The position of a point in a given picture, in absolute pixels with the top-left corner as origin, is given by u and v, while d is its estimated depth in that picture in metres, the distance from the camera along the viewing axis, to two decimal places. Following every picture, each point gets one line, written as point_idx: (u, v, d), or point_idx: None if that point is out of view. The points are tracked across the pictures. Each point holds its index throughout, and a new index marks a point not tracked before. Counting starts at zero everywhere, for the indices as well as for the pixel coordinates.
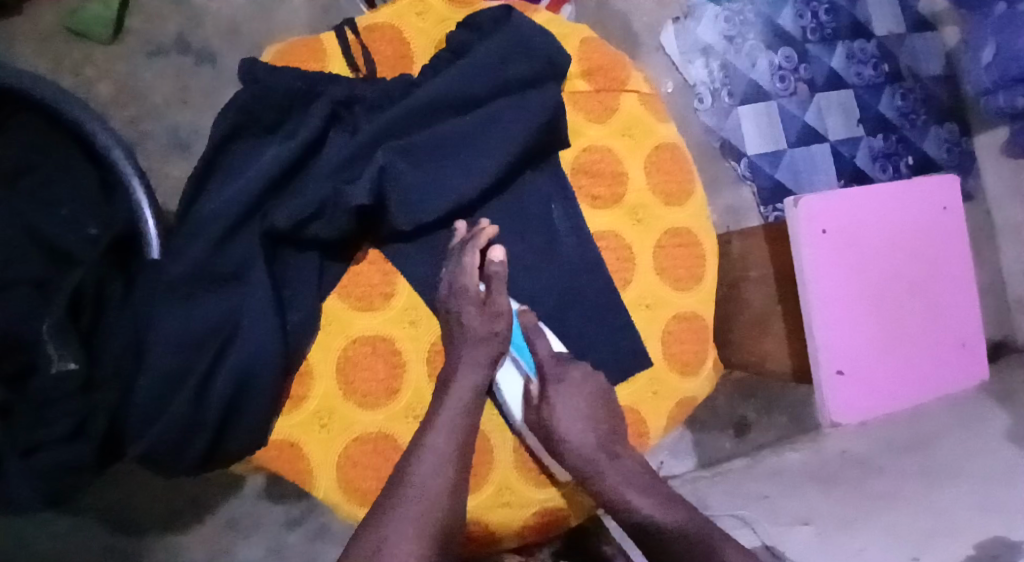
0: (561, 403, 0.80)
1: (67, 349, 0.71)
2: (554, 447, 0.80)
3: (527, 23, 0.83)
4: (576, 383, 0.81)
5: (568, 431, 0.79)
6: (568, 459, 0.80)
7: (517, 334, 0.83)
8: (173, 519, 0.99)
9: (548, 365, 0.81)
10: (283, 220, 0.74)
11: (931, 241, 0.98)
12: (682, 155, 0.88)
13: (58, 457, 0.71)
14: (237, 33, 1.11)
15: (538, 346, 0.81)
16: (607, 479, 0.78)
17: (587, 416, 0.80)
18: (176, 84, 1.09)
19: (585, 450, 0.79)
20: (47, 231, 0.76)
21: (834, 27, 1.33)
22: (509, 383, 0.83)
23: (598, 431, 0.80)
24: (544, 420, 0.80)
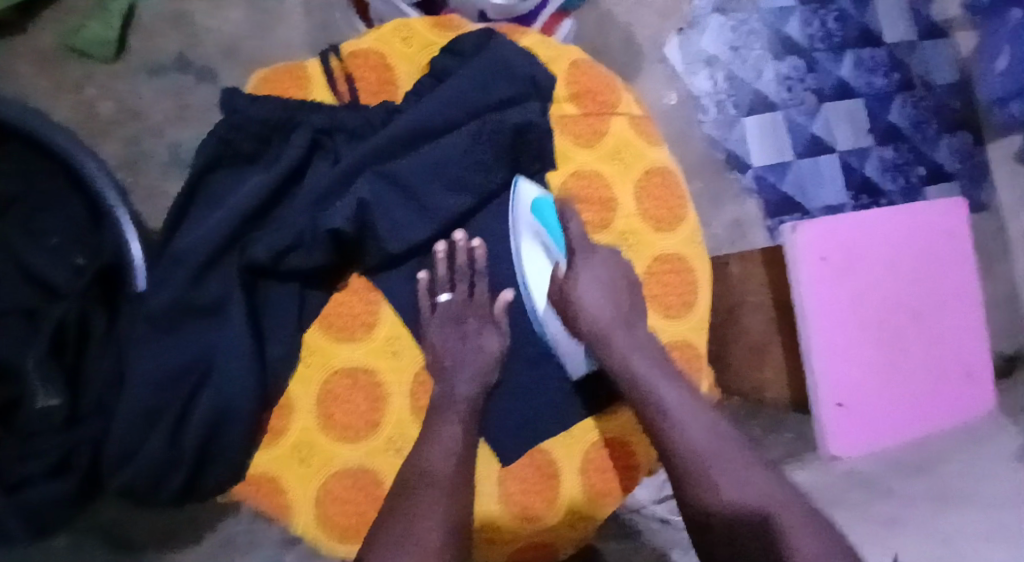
0: (586, 276, 0.79)
1: (51, 384, 0.77)
2: (572, 321, 0.80)
3: (510, 46, 0.81)
4: (603, 262, 0.80)
5: (589, 306, 0.79)
6: (585, 328, 0.79)
7: (550, 217, 0.81)
8: (170, 538, 0.99)
9: (579, 245, 0.80)
10: (262, 254, 0.75)
11: (935, 270, 0.99)
12: (673, 179, 0.86)
13: (44, 491, 0.76)
14: (236, 52, 1.11)
15: (572, 229, 0.81)
16: (618, 355, 0.78)
17: (610, 291, 0.79)
18: (176, 101, 1.09)
19: (600, 322, 0.78)
20: (35, 266, 0.81)
21: (843, 35, 1.30)
22: (534, 266, 0.82)
23: (619, 306, 0.79)
24: (565, 294, 0.80)
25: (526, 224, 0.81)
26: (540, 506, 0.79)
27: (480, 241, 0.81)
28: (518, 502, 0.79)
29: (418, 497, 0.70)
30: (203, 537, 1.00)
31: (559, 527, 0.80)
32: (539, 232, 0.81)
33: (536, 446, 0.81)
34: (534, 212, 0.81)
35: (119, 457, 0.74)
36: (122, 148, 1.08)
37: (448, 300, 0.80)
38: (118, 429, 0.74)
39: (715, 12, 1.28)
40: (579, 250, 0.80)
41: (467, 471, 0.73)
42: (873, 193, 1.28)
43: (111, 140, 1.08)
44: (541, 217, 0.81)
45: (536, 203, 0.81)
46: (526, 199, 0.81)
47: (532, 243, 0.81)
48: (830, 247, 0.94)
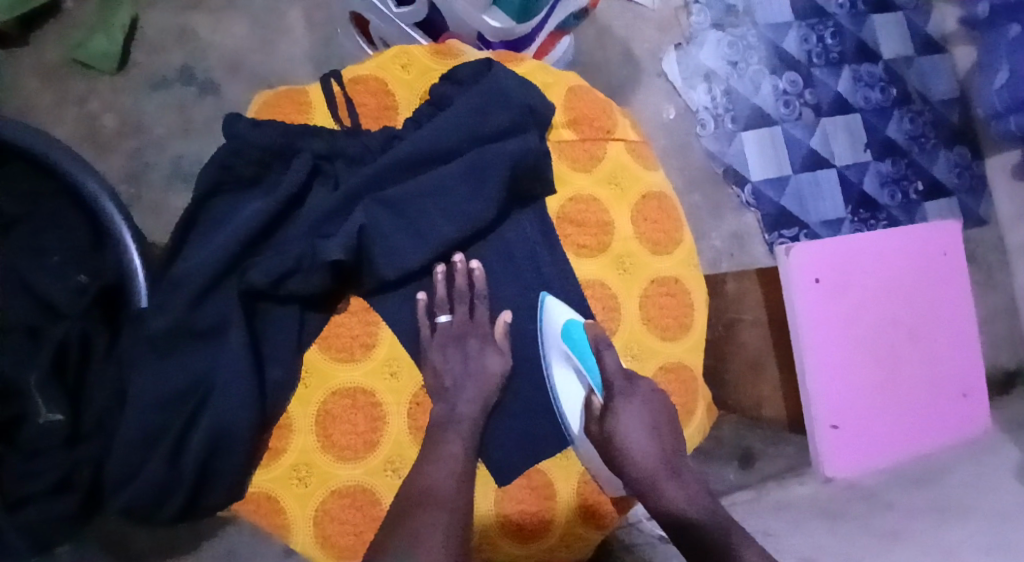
0: (627, 417, 0.79)
1: (54, 403, 0.78)
2: (614, 462, 0.79)
3: (506, 74, 0.82)
4: (643, 397, 0.80)
5: (633, 450, 0.78)
6: (630, 473, 0.78)
7: (584, 347, 0.80)
8: (170, 549, 1.01)
9: (617, 382, 0.80)
10: (259, 279, 0.76)
11: (929, 290, 1.00)
12: (671, 203, 0.88)
13: (44, 509, 0.77)
14: (239, 66, 1.12)
15: (607, 361, 0.79)
16: (664, 495, 0.77)
17: (651, 429, 0.79)
18: (179, 115, 1.10)
19: (646, 469, 0.78)
20: (37, 284, 0.81)
21: (840, 51, 1.32)
22: (569, 393, 0.82)
23: (662, 448, 0.79)
24: (606, 433, 0.79)
25: (558, 350, 0.81)
26: (535, 527, 0.80)
27: (479, 263, 0.82)
28: (513, 522, 0.80)
29: (421, 514, 0.71)
30: (205, 547, 1.01)
31: (555, 547, 0.81)
32: (571, 358, 0.81)
33: (531, 466, 0.81)
34: (566, 339, 0.80)
35: (122, 474, 0.76)
36: (126, 161, 1.09)
37: (448, 322, 0.82)
38: (120, 447, 0.75)
39: (714, 28, 1.29)
40: (619, 389, 0.80)
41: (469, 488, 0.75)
42: (872, 208, 1.28)
43: (115, 153, 1.09)
44: (575, 347, 0.80)
45: (567, 332, 0.80)
46: (558, 321, 0.81)
47: (564, 369, 0.82)
48: (825, 269, 0.95)
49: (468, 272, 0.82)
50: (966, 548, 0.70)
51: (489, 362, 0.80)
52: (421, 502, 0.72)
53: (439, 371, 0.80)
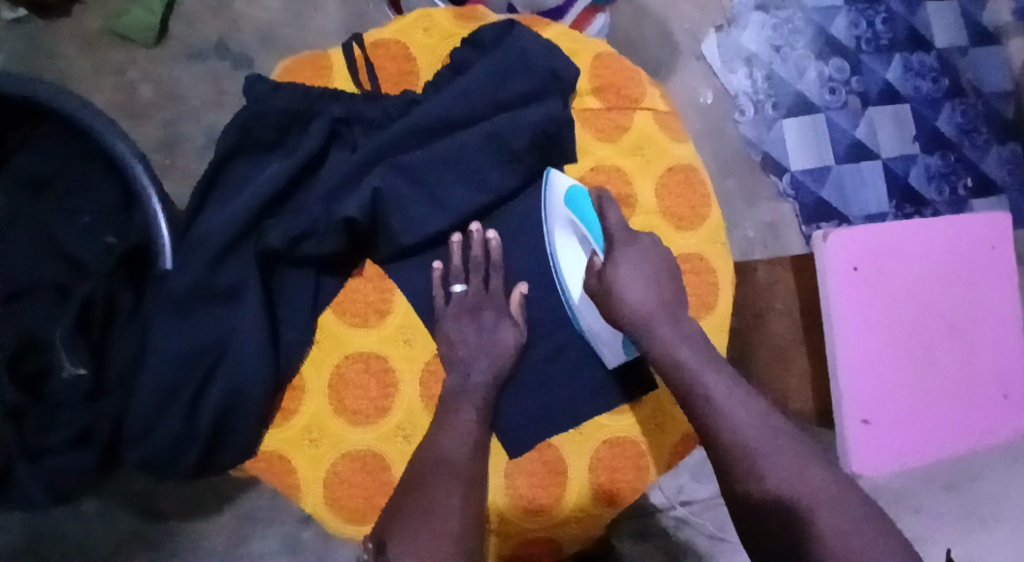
0: (626, 266, 0.76)
1: (77, 357, 0.79)
2: (609, 310, 0.76)
3: (530, 37, 0.80)
4: (645, 249, 0.78)
5: (627, 292, 0.75)
6: (625, 315, 0.75)
7: (586, 208, 0.79)
8: (193, 510, 1.04)
9: (618, 235, 0.78)
10: (277, 240, 0.75)
11: (977, 285, 0.95)
12: (698, 176, 0.85)
13: (64, 462, 0.79)
14: (271, 40, 1.13)
15: (608, 216, 0.79)
16: (663, 341, 0.74)
17: (652, 279, 0.76)
18: (214, 86, 1.11)
19: (642, 308, 0.75)
20: (65, 241, 0.83)
21: (890, 37, 1.27)
22: (570, 258, 0.81)
23: (661, 295, 0.76)
24: (605, 285, 0.76)
25: (560, 216, 0.79)
26: (545, 500, 0.79)
27: (495, 233, 0.81)
28: (524, 494, 0.79)
29: (438, 478, 0.70)
30: (224, 510, 1.04)
31: (564, 523, 0.79)
32: (574, 223, 0.79)
33: (543, 441, 0.80)
34: (567, 202, 0.78)
35: (137, 430, 0.76)
36: (161, 131, 1.10)
37: (462, 292, 0.80)
38: (137, 403, 0.75)
39: (757, 9, 1.25)
40: (619, 239, 0.78)
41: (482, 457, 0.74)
42: (917, 202, 1.24)
43: (151, 123, 1.10)
44: (576, 208, 0.78)
45: (569, 194, 0.78)
46: (561, 190, 0.79)
47: (567, 237, 0.81)
48: (862, 256, 0.92)
49: (481, 240, 0.80)
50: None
51: (503, 336, 0.78)
52: (434, 474, 0.71)
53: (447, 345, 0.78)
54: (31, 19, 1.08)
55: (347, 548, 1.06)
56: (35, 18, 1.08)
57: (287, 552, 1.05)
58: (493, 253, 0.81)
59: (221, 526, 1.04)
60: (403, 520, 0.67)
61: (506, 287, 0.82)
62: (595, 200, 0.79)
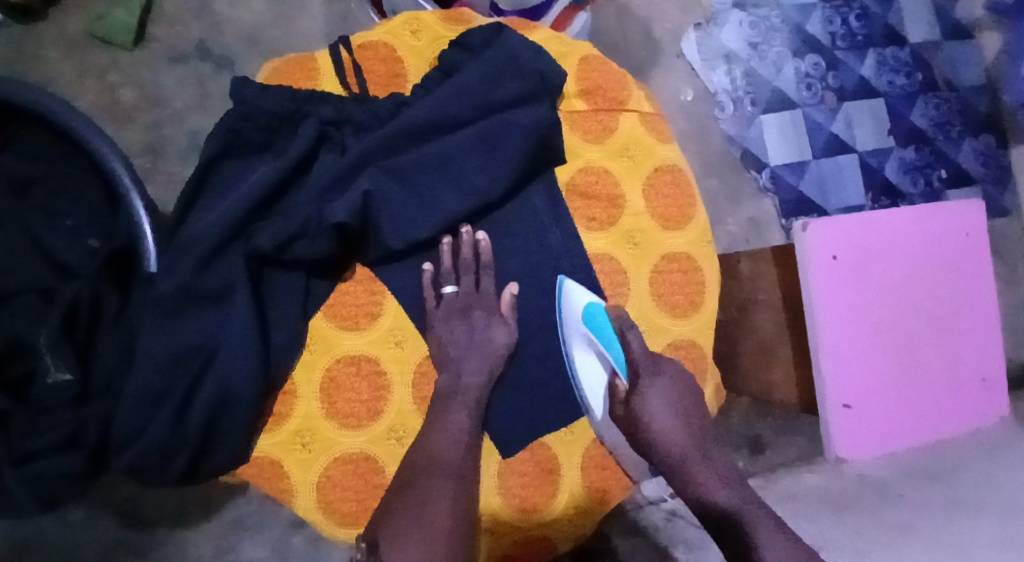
0: (654, 399, 0.79)
1: (62, 362, 0.79)
2: (640, 444, 0.80)
3: (518, 39, 0.81)
4: (671, 377, 0.80)
5: (658, 428, 0.79)
6: (659, 453, 0.79)
7: (606, 329, 0.79)
8: (181, 517, 1.04)
9: (643, 363, 0.79)
10: (266, 243, 0.74)
11: (949, 271, 0.97)
12: (684, 176, 0.86)
13: (49, 467, 0.78)
14: (252, 40, 1.12)
15: (631, 343, 0.79)
16: (692, 474, 0.77)
17: (679, 410, 0.79)
18: (196, 89, 1.11)
19: (675, 449, 0.78)
20: (47, 243, 0.82)
21: (866, 34, 1.29)
22: (590, 375, 0.81)
23: (689, 429, 0.79)
24: (632, 415, 0.80)
25: (579, 334, 0.80)
26: (537, 497, 0.80)
27: (485, 233, 0.81)
28: (516, 492, 0.80)
29: (428, 480, 0.72)
30: (213, 517, 1.04)
31: (555, 520, 0.80)
32: (593, 342, 0.80)
33: (535, 440, 0.81)
34: (586, 322, 0.79)
35: (125, 434, 0.75)
36: (143, 135, 1.09)
37: (453, 294, 0.81)
38: (124, 408, 0.74)
39: (737, 8, 1.27)
40: (643, 368, 0.79)
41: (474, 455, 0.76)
42: (894, 195, 1.26)
43: (133, 126, 1.09)
44: (595, 328, 0.79)
45: (587, 312, 0.79)
46: (578, 308, 0.80)
47: (586, 353, 0.81)
48: (844, 247, 0.92)
49: (471, 241, 0.80)
50: (976, 548, 0.70)
51: (497, 336, 0.80)
52: (429, 473, 0.72)
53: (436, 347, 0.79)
54: (8, 23, 1.06)
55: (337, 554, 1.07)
56: (11, 23, 1.06)
57: (277, 559, 1.05)
58: (484, 254, 0.81)
59: (211, 532, 1.04)
60: (398, 519, 0.70)
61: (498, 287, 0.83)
62: (614, 320, 0.79)
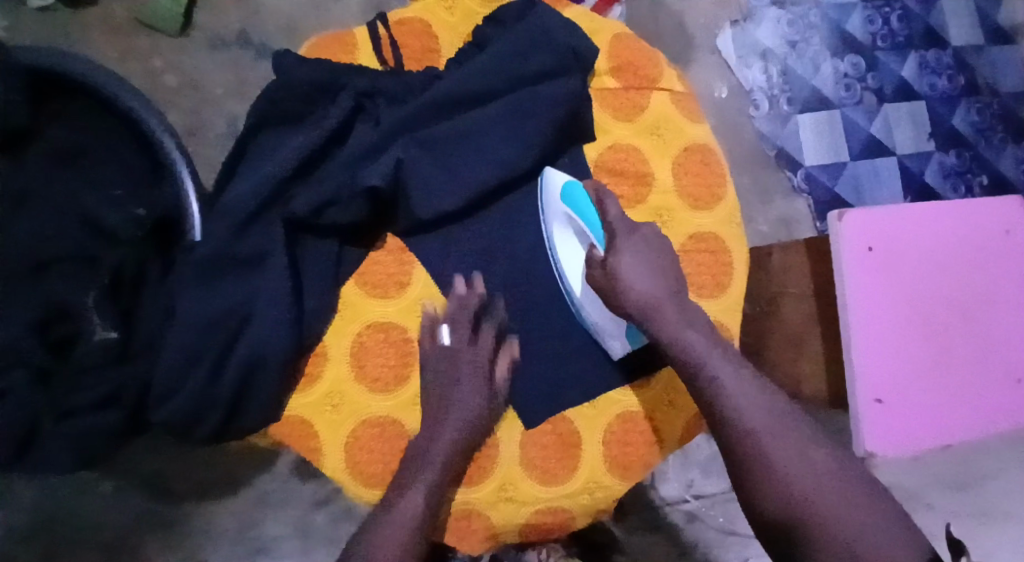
0: (629, 255, 0.76)
1: (107, 319, 0.83)
2: (615, 303, 0.77)
3: (552, 16, 0.82)
4: (646, 238, 0.78)
5: (632, 280, 0.75)
6: (632, 309, 0.76)
7: (584, 201, 0.78)
8: (205, 489, 1.09)
9: (619, 227, 0.78)
10: (302, 207, 0.77)
11: (989, 267, 0.95)
12: (713, 156, 0.86)
13: (92, 421, 0.83)
14: (293, 30, 1.16)
15: (608, 209, 0.78)
16: (666, 331, 0.74)
17: (654, 267, 0.77)
18: (235, 77, 1.14)
19: (649, 297, 0.75)
20: (93, 209, 0.86)
21: (906, 34, 1.29)
22: (569, 254, 0.81)
23: (667, 283, 0.77)
24: (608, 274, 0.76)
25: (557, 210, 0.79)
26: (560, 471, 0.81)
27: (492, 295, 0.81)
28: (538, 464, 0.80)
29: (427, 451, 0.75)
30: (238, 491, 1.10)
31: (577, 495, 0.81)
32: (571, 217, 0.79)
33: (556, 414, 0.82)
34: (564, 197, 0.78)
35: (164, 390, 0.77)
36: (184, 118, 1.13)
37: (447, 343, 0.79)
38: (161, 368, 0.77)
39: (772, 5, 1.27)
40: (620, 229, 0.78)
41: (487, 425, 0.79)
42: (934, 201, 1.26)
43: (175, 110, 1.13)
44: (575, 205, 0.78)
45: (565, 189, 0.78)
46: (558, 183, 0.79)
47: (565, 232, 0.81)
48: (876, 238, 0.92)
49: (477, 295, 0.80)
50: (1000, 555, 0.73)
51: (469, 401, 0.77)
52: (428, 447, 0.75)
53: (455, 323, 0.79)
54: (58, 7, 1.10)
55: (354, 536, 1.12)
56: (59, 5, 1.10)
57: (300, 536, 1.11)
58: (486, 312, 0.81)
59: (234, 507, 1.10)
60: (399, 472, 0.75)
61: (503, 299, 0.82)
62: (592, 191, 0.79)
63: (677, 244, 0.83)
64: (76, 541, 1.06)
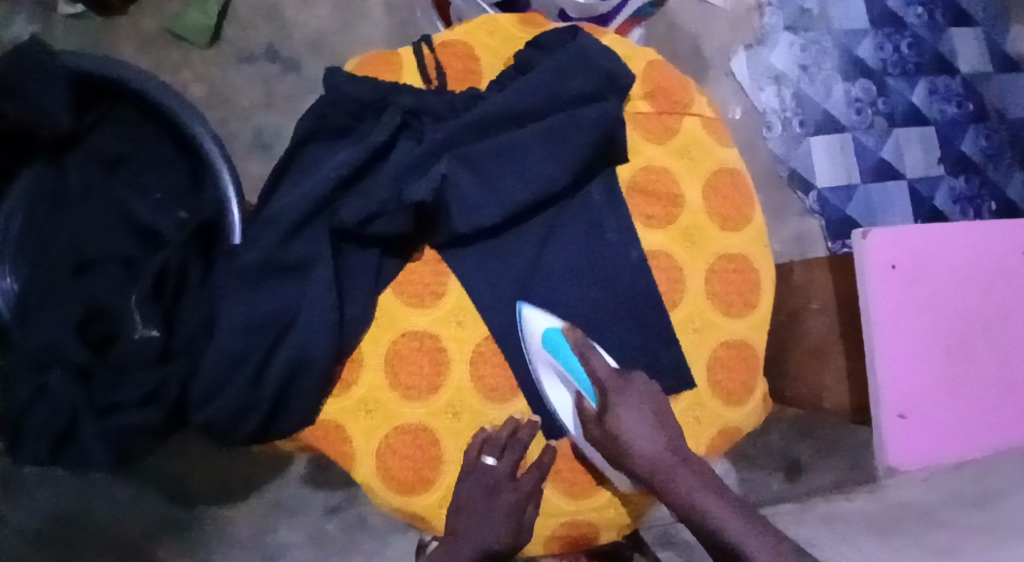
0: (626, 413, 0.76)
1: (149, 319, 0.85)
2: (619, 460, 0.77)
3: (592, 42, 0.85)
4: (639, 391, 0.78)
5: (636, 443, 0.76)
6: (638, 470, 0.76)
7: (567, 355, 0.78)
8: (222, 495, 1.12)
9: (610, 385, 0.77)
10: (350, 217, 0.79)
11: (1007, 283, 0.98)
12: (741, 180, 0.89)
13: (129, 420, 0.82)
14: (319, 46, 1.19)
15: (593, 364, 0.77)
16: (677, 488, 0.73)
17: (654, 421, 0.76)
18: (263, 89, 1.17)
19: (654, 459, 0.75)
20: (139, 213, 0.89)
21: (916, 61, 1.32)
22: (558, 397, 0.82)
23: (670, 438, 0.76)
24: (608, 434, 0.77)
25: (543, 360, 0.81)
26: (586, 484, 0.83)
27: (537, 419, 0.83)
28: (565, 477, 0.83)
29: (473, 519, 0.79)
30: (251, 497, 1.13)
31: (603, 508, 0.83)
32: (556, 367, 0.80)
33: None
34: (545, 346, 0.80)
35: (207, 391, 0.80)
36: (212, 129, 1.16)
37: (491, 467, 0.80)
38: (206, 369, 0.79)
39: (786, 30, 1.30)
40: (612, 387, 0.77)
41: (534, 497, 0.81)
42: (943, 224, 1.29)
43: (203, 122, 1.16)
44: (556, 353, 0.79)
45: (546, 335, 0.80)
46: (538, 331, 0.80)
47: (552, 378, 0.82)
48: (901, 256, 0.94)
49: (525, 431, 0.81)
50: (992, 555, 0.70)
51: (497, 508, 0.79)
52: (476, 518, 0.79)
53: (505, 452, 0.80)
54: (89, 16, 1.13)
55: (367, 542, 1.12)
56: (92, 15, 1.13)
57: (314, 545, 1.12)
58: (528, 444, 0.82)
59: (247, 514, 1.12)
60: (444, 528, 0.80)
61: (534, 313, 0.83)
62: (619, 239, 0.85)
63: (706, 262, 0.86)
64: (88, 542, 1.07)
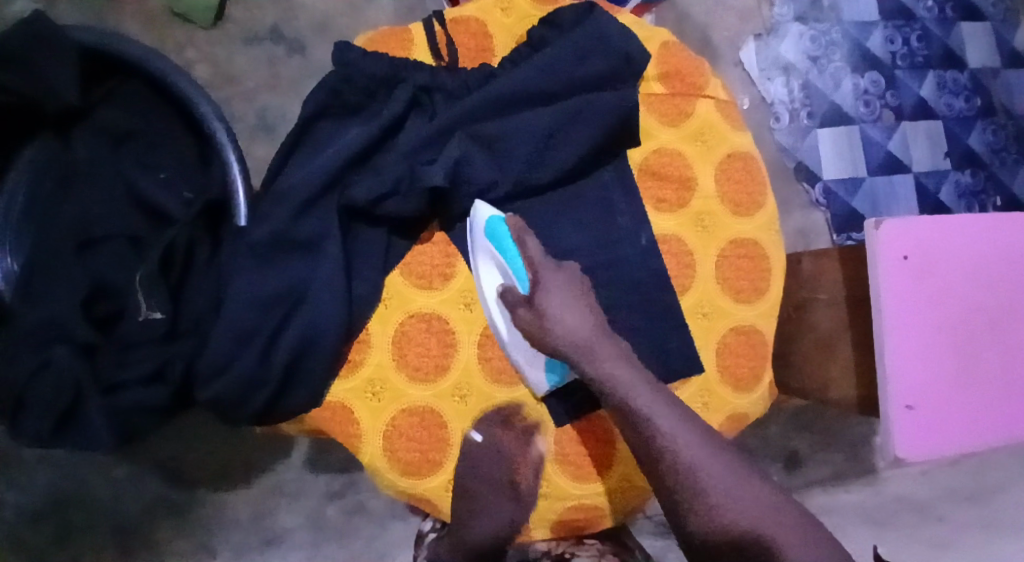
0: (555, 292, 0.73)
1: (154, 300, 0.84)
2: (539, 340, 0.74)
3: (609, 20, 0.83)
4: (569, 275, 0.75)
5: (562, 321, 0.72)
6: (560, 347, 0.73)
7: (504, 238, 0.76)
8: (219, 480, 1.10)
9: (542, 265, 0.74)
10: (361, 196, 0.79)
11: (1018, 277, 0.97)
12: (755, 165, 0.88)
13: (137, 396, 0.82)
14: (325, 28, 1.17)
15: (528, 247, 0.74)
16: (615, 376, 0.71)
17: (581, 303, 0.74)
18: (268, 70, 1.16)
19: (579, 338, 0.72)
20: (146, 190, 0.89)
21: (925, 55, 1.31)
22: (490, 284, 0.80)
23: (594, 321, 0.74)
24: (533, 311, 0.73)
25: (483, 247, 0.79)
26: (592, 468, 0.82)
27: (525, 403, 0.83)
28: (573, 461, 0.82)
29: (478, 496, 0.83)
30: (251, 481, 1.11)
31: (610, 492, 0.82)
32: (494, 254, 0.78)
33: (593, 413, 0.82)
34: (487, 234, 0.78)
35: (214, 368, 0.79)
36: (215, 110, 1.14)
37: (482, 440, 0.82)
38: (213, 346, 0.78)
39: (796, 20, 1.29)
40: (542, 266, 0.74)
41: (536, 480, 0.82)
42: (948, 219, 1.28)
43: None
44: (494, 237, 0.77)
45: (490, 224, 0.78)
46: (483, 221, 0.79)
47: (489, 267, 0.80)
48: (911, 247, 0.93)
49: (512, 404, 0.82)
50: None
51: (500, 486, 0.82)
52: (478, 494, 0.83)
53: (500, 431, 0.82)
54: None
55: (368, 526, 1.12)
56: None
57: (313, 529, 1.11)
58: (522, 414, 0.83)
59: (249, 496, 1.10)
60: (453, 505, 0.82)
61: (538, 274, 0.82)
62: (630, 225, 0.84)
63: (716, 247, 0.85)
64: (86, 524, 1.07)
